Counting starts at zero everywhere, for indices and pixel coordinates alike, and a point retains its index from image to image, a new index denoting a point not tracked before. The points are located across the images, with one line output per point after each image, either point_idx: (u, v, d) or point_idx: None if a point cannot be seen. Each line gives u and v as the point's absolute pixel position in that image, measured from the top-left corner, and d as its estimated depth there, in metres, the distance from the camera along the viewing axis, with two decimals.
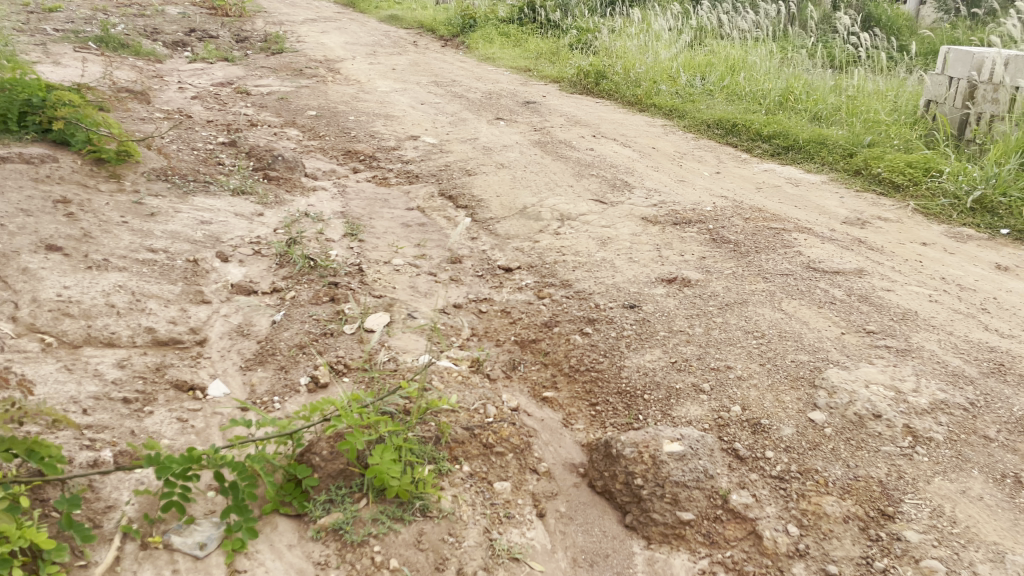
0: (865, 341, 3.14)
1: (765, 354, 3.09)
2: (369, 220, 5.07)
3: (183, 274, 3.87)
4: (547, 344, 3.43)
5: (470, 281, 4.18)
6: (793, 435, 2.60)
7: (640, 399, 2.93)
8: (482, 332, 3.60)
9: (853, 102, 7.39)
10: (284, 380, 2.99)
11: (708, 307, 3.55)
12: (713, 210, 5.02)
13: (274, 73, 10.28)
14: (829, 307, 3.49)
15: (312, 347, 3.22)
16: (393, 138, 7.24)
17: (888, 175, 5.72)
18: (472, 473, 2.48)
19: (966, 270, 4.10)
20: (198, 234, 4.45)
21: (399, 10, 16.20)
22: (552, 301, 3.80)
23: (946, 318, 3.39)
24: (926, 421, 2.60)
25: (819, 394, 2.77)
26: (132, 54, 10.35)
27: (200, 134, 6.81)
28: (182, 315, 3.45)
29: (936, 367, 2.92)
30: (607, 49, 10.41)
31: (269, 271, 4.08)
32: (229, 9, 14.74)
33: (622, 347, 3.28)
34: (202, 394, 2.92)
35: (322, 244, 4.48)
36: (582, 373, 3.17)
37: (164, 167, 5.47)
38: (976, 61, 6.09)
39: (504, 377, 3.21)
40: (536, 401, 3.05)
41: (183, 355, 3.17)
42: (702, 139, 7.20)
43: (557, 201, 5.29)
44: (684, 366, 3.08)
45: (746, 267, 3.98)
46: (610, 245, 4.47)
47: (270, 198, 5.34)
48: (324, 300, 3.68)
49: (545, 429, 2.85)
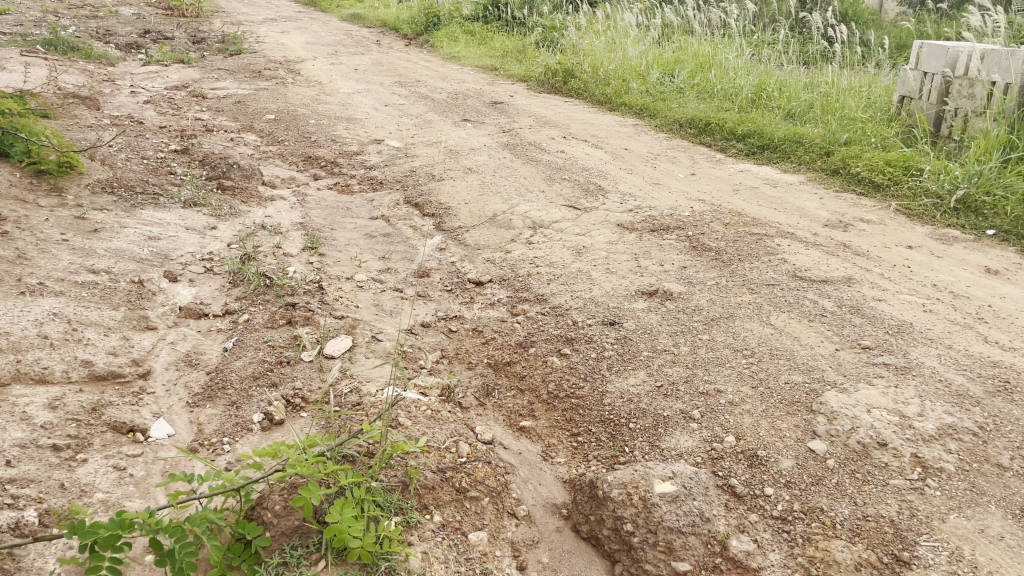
0: (862, 359, 2.96)
1: (757, 375, 2.89)
2: (330, 232, 4.80)
3: (127, 296, 3.56)
4: (522, 367, 3.19)
5: (438, 297, 3.93)
6: (793, 468, 2.39)
7: (625, 429, 2.70)
8: (453, 354, 3.36)
9: (827, 98, 7.26)
10: (235, 418, 2.71)
11: (693, 322, 3.34)
12: (691, 215, 4.82)
13: (232, 75, 9.92)
14: (821, 320, 3.30)
15: (267, 378, 2.94)
16: (355, 142, 6.96)
17: (868, 174, 5.58)
18: (444, 523, 2.21)
19: (956, 276, 3.95)
20: (145, 252, 4.14)
21: (362, 9, 15.83)
22: (526, 319, 3.56)
23: (943, 330, 3.22)
24: (935, 449, 2.41)
25: (818, 421, 2.57)
26: (81, 57, 9.93)
27: (150, 141, 6.47)
28: (124, 344, 3.14)
29: (940, 387, 2.74)
30: (575, 47, 10.20)
31: (222, 292, 3.78)
32: (185, 10, 14.30)
33: (603, 370, 3.05)
34: (143, 436, 2.62)
35: (279, 259, 4.19)
36: (562, 400, 2.94)
37: (110, 179, 5.14)
38: (950, 55, 6.02)
39: (477, 406, 2.97)
40: (513, 431, 2.82)
41: (124, 391, 2.86)
42: (674, 139, 7.01)
43: (529, 208, 5.06)
44: (670, 390, 2.86)
45: (730, 277, 3.78)
46: (586, 255, 4.25)
47: (224, 209, 5.04)
48: (280, 323, 3.40)
49: (524, 464, 2.62)
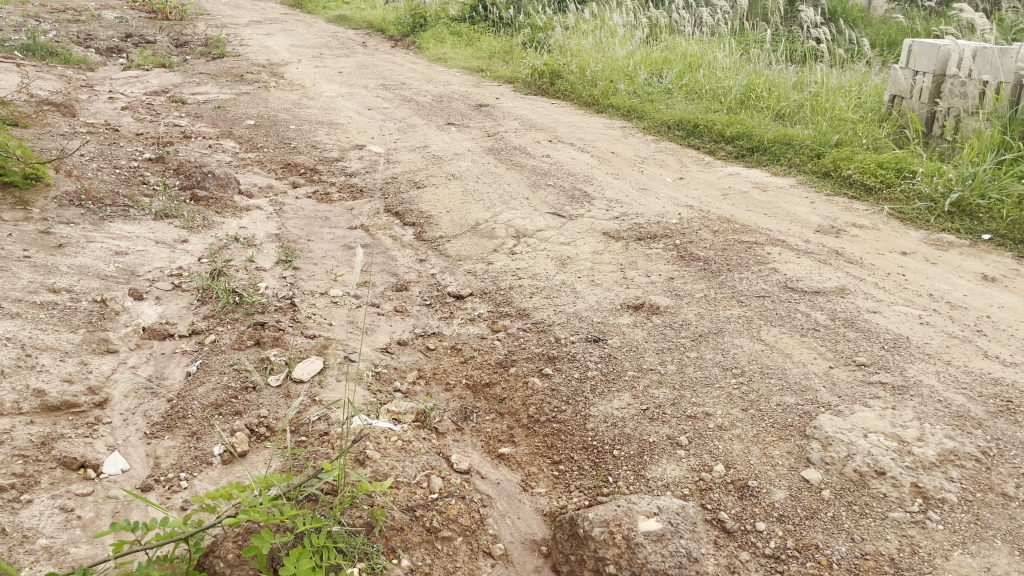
0: (857, 377, 2.82)
1: (747, 397, 2.74)
2: (307, 243, 4.64)
3: (88, 317, 3.39)
4: (502, 389, 3.04)
5: (417, 312, 3.78)
6: (787, 499, 2.25)
7: (608, 457, 2.55)
8: (430, 374, 3.20)
9: (817, 98, 7.14)
10: (195, 451, 2.56)
11: (680, 338, 3.19)
12: (679, 222, 4.68)
13: (214, 79, 9.73)
14: (813, 334, 3.16)
15: (230, 405, 2.79)
16: (336, 148, 6.80)
17: (860, 177, 5.45)
18: (412, 568, 2.06)
19: (952, 284, 3.83)
20: (110, 268, 3.97)
21: (348, 10, 15.63)
22: (507, 335, 3.41)
23: (940, 344, 3.09)
24: (937, 478, 2.27)
25: (812, 447, 2.43)
26: (59, 63, 9.72)
27: (125, 149, 6.28)
28: (81, 371, 2.97)
29: (939, 408, 2.61)
30: (562, 47, 10.06)
31: (189, 310, 3.62)
32: (169, 13, 14.09)
33: (586, 391, 2.89)
34: (95, 472, 2.46)
35: (251, 274, 4.03)
36: (543, 425, 2.78)
37: (79, 190, 4.96)
38: (942, 54, 5.83)
39: (454, 432, 2.82)
40: (491, 459, 2.67)
41: (78, 421, 2.69)
42: (662, 141, 6.87)
43: (512, 216, 4.91)
44: (657, 414, 2.71)
45: (719, 289, 3.64)
46: (570, 266, 4.10)
47: (197, 221, 4.87)
48: (248, 345, 3.24)
49: (501, 496, 2.47)
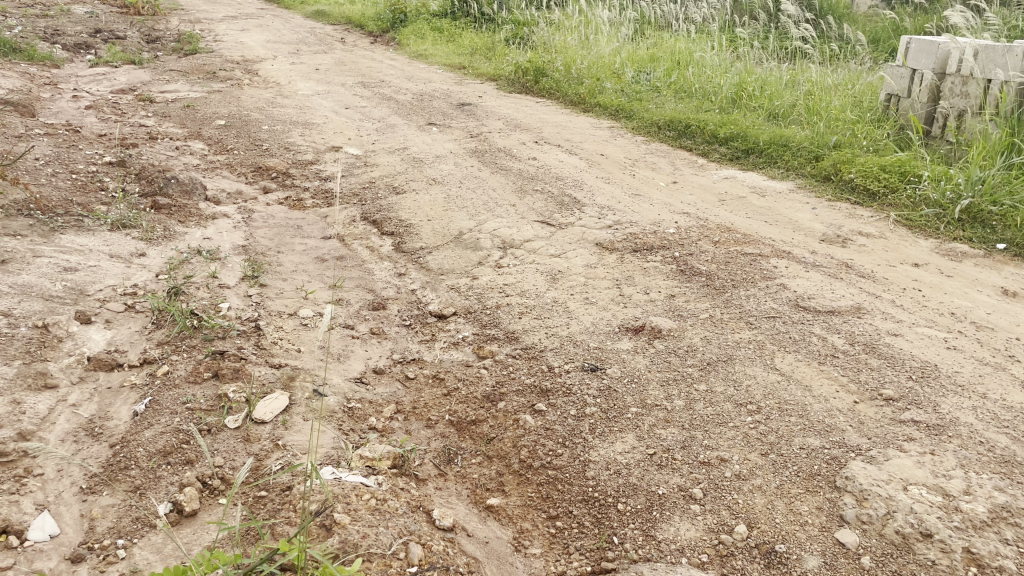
0: (886, 415, 2.53)
1: (766, 438, 2.44)
2: (276, 256, 4.30)
3: (26, 346, 3.03)
4: (490, 427, 2.71)
5: (395, 334, 3.45)
6: (821, 569, 1.97)
7: (612, 512, 2.24)
8: (410, 409, 2.88)
9: (811, 96, 6.85)
10: (135, 510, 2.22)
11: (686, 368, 2.88)
12: (676, 231, 4.37)
13: (185, 76, 9.32)
14: (832, 363, 2.86)
15: (180, 453, 2.46)
16: (311, 149, 6.45)
17: (862, 181, 5.17)
18: None
19: (974, 300, 3.54)
20: (56, 286, 3.60)
21: (327, 5, 15.22)
22: (495, 363, 3.09)
23: (973, 373, 2.79)
24: (991, 542, 2.00)
25: (845, 503, 2.16)
26: (23, 59, 9.28)
27: (84, 152, 5.90)
28: (13, 413, 2.62)
29: (983, 453, 2.33)
30: (546, 44, 9.73)
31: (141, 335, 3.27)
32: (141, 8, 13.60)
33: (585, 432, 2.58)
34: (18, 540, 2.12)
35: (213, 292, 3.69)
36: (537, 471, 2.46)
37: (29, 198, 4.58)
38: (941, 52, 5.58)
39: (436, 478, 2.51)
40: (479, 512, 2.35)
41: (3, 475, 2.35)
42: (653, 142, 6.57)
43: (498, 224, 4.59)
44: (665, 461, 2.40)
45: (725, 309, 3.34)
46: (562, 281, 3.79)
47: (157, 231, 4.51)
48: (204, 377, 2.90)
49: (491, 559, 2.16)
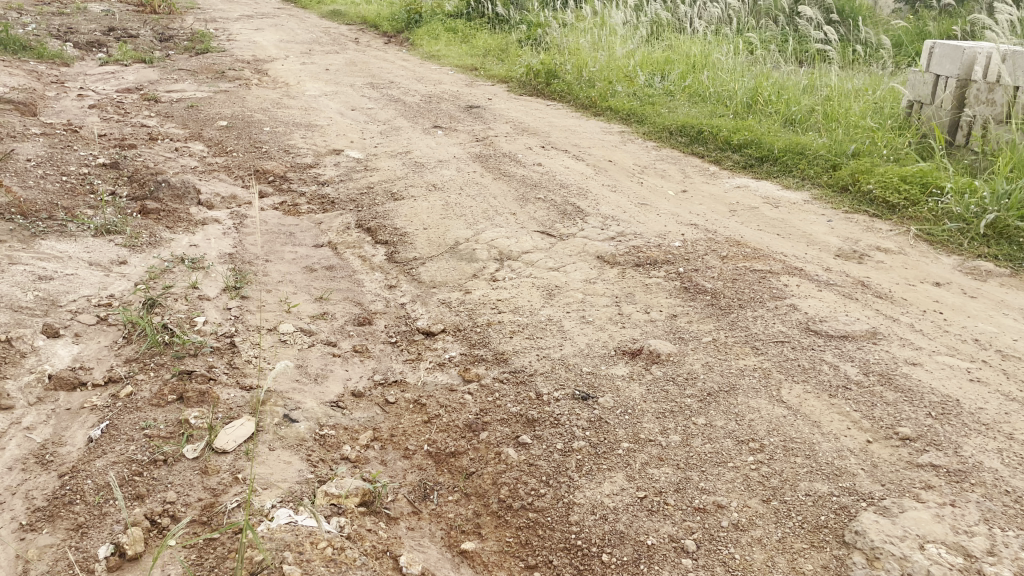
0: (901, 457, 2.31)
1: (769, 483, 2.22)
2: (263, 266, 4.12)
3: None
4: (469, 461, 2.51)
5: (379, 353, 3.25)
6: None
7: (595, 563, 2.04)
8: (387, 437, 2.68)
9: (830, 102, 6.59)
10: (73, 552, 2.05)
11: (685, 398, 2.66)
12: (682, 245, 4.14)
13: (194, 76, 9.18)
14: (844, 396, 2.63)
15: (130, 486, 2.28)
16: (312, 153, 6.26)
17: (882, 193, 4.92)
18: None
19: (1001, 325, 3.29)
20: (27, 295, 3.44)
21: (344, 4, 15.07)
22: (480, 388, 2.88)
23: (998, 411, 2.55)
24: None
25: (855, 562, 1.95)
26: (32, 57, 9.19)
27: (80, 153, 5.75)
28: None
29: (1009, 505, 2.10)
30: (559, 45, 9.52)
31: (110, 351, 3.09)
32: (157, 7, 13.51)
33: (571, 470, 2.37)
34: None
35: (190, 304, 3.50)
36: (516, 513, 2.26)
37: (12, 202, 4.43)
38: (966, 57, 5.29)
39: (409, 517, 2.31)
40: (451, 557, 2.15)
41: None
42: (664, 148, 6.35)
43: (495, 234, 4.38)
44: (657, 505, 2.19)
45: (730, 332, 3.12)
46: (558, 297, 3.58)
47: (142, 238, 4.34)
48: (168, 400, 2.71)
49: None
